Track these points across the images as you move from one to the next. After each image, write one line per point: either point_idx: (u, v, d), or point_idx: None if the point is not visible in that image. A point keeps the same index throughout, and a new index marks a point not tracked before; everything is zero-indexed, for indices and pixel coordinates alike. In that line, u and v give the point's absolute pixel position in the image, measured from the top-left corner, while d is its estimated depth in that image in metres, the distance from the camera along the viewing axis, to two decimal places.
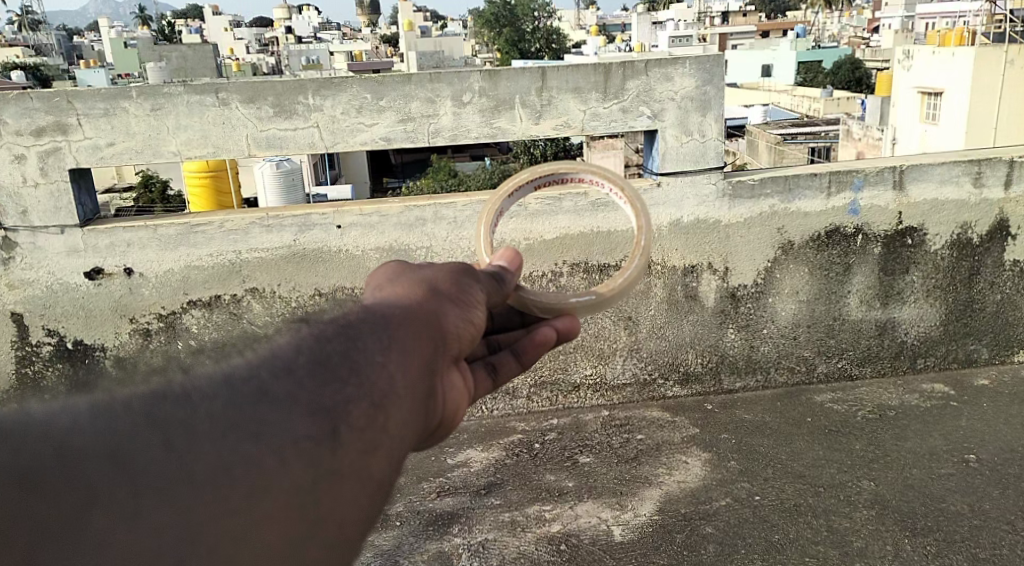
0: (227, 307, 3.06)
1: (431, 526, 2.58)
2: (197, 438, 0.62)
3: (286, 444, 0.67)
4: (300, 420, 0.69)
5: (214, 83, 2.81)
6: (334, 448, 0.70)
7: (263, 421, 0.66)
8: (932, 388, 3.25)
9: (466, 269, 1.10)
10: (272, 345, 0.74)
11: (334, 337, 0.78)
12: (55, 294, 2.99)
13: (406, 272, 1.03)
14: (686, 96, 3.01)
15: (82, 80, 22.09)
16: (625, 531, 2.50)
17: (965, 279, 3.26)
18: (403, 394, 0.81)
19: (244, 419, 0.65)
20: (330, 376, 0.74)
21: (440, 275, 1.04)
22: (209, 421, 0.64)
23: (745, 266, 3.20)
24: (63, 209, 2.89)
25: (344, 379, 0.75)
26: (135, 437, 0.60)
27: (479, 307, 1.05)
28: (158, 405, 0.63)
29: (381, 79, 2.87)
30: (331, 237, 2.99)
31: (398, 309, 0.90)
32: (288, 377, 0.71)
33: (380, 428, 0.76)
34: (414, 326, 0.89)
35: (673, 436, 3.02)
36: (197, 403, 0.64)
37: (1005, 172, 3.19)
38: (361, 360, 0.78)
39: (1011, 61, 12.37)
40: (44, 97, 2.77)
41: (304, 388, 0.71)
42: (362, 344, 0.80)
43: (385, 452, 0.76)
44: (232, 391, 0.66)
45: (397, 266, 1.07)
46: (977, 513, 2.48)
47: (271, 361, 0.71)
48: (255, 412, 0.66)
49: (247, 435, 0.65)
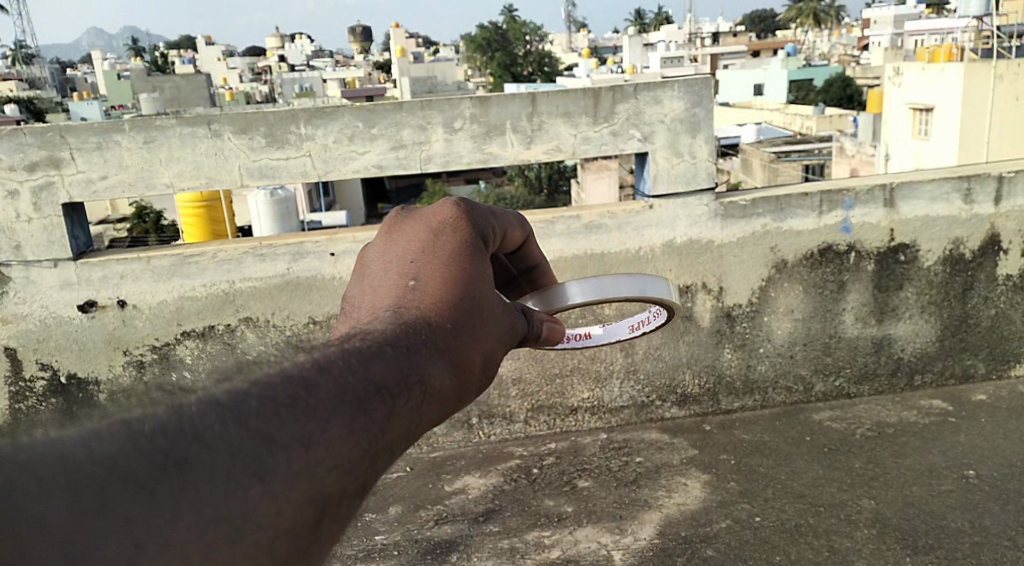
0: (221, 337, 3.05)
1: (429, 555, 2.56)
2: (185, 519, 0.61)
3: (268, 540, 0.65)
4: (291, 511, 0.68)
5: (207, 115, 2.84)
6: (316, 542, 0.69)
7: (251, 510, 0.65)
8: (930, 404, 3.24)
9: (512, 323, 1.08)
10: (297, 397, 0.72)
11: (361, 407, 0.77)
12: (49, 328, 2.99)
13: (465, 302, 0.99)
14: (675, 119, 3.03)
15: (76, 111, 22.22)
16: (624, 556, 2.48)
17: (959, 294, 3.27)
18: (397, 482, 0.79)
19: (232, 509, 0.64)
20: (337, 460, 0.72)
21: (490, 329, 1.01)
22: (199, 503, 0.62)
23: (739, 286, 3.20)
24: (56, 243, 2.89)
25: (351, 464, 0.74)
26: (122, 506, 0.58)
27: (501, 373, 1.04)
28: (157, 471, 0.61)
29: (372, 107, 2.90)
30: (325, 264, 3.00)
31: (440, 375, 0.88)
32: (296, 454, 0.69)
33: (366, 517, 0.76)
34: (444, 401, 0.88)
35: (672, 458, 3.00)
36: (197, 476, 0.62)
37: (994, 187, 3.21)
38: (378, 442, 0.77)
39: (1000, 76, 12.49)
40: (37, 133, 2.79)
41: (306, 472, 0.70)
42: (389, 422, 0.78)
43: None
44: (235, 468, 0.65)
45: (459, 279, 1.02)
46: (977, 530, 2.46)
47: (288, 429, 0.70)
48: (248, 496, 0.65)
49: (229, 527, 0.63)
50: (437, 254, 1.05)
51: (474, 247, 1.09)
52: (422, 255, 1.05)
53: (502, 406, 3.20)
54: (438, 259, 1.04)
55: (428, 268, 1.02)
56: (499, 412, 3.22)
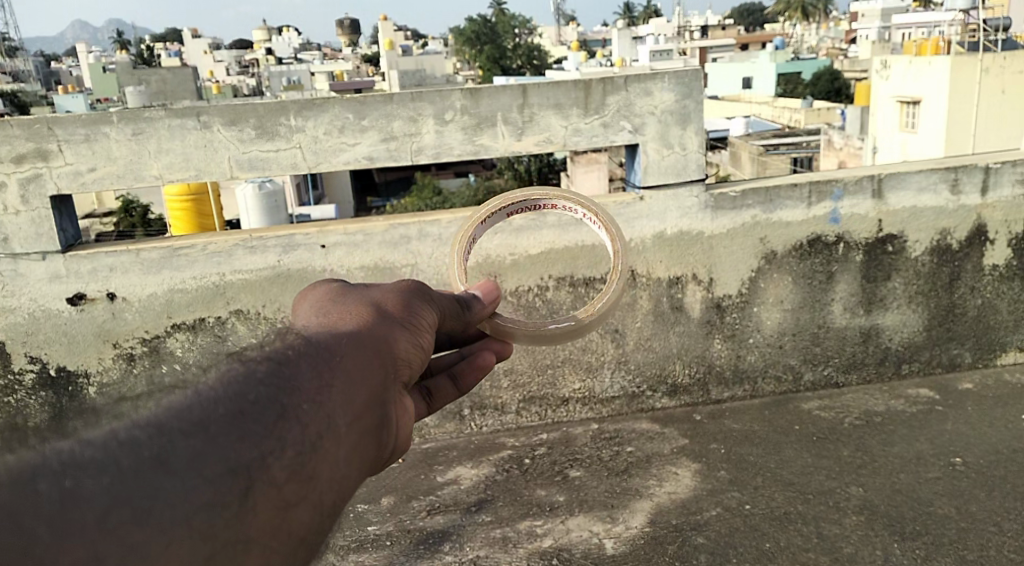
0: (212, 330, 3.04)
1: (422, 545, 2.56)
2: (80, 508, 0.54)
3: (186, 519, 0.60)
4: (207, 486, 0.63)
5: (196, 106, 2.82)
6: (244, 511, 0.65)
7: (157, 495, 0.59)
8: (917, 393, 3.28)
9: (421, 289, 1.17)
10: (189, 392, 0.68)
11: (263, 378, 0.75)
12: (37, 321, 2.97)
13: (357, 294, 1.07)
14: (666, 110, 3.04)
15: (60, 104, 21.96)
16: (616, 544, 2.49)
17: (946, 284, 3.30)
18: (328, 437, 0.78)
19: (135, 495, 0.58)
20: (248, 430, 0.69)
21: (388, 297, 1.09)
22: (97, 493, 0.56)
23: (729, 276, 3.21)
24: (45, 236, 2.87)
25: (264, 431, 0.70)
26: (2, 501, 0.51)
27: (429, 331, 1.11)
28: (34, 469, 0.54)
29: (363, 99, 2.89)
30: (315, 256, 2.99)
31: (353, 334, 0.94)
32: (202, 433, 0.65)
33: (306, 477, 0.73)
34: (370, 355, 0.93)
35: (662, 447, 3.02)
36: (88, 469, 0.56)
37: (981, 178, 3.24)
38: (288, 406, 0.75)
39: (986, 70, 12.63)
40: (25, 124, 2.77)
41: (215, 446, 0.65)
42: (296, 383, 0.78)
43: (309, 501, 0.73)
44: (133, 456, 0.59)
45: (341, 286, 1.11)
46: (963, 516, 2.50)
47: (187, 415, 0.65)
48: (150, 480, 0.59)
49: (135, 512, 0.57)
50: (300, 298, 1.11)
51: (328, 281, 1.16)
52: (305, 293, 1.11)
53: (494, 398, 3.21)
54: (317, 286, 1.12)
55: (312, 294, 1.09)
56: (491, 403, 3.24)
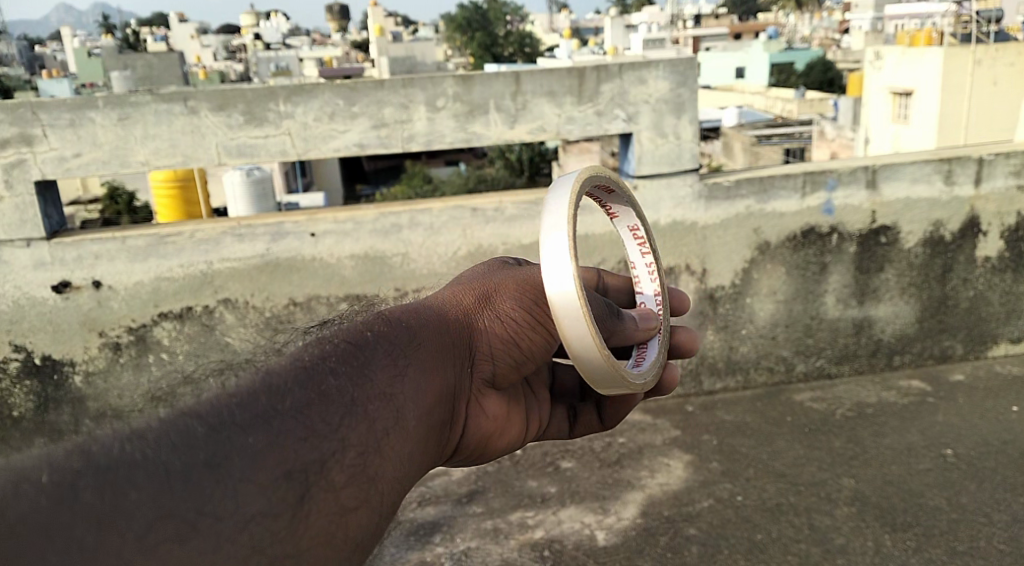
0: (200, 318, 3.00)
1: (412, 536, 2.54)
2: (121, 522, 0.58)
3: (235, 530, 0.63)
4: (260, 493, 0.66)
5: (183, 91, 2.77)
6: (300, 518, 0.69)
7: (207, 502, 0.63)
8: (909, 385, 3.29)
9: None
10: (258, 388, 0.76)
11: (330, 380, 0.81)
12: (22, 309, 2.92)
13: (481, 275, 1.14)
14: (660, 99, 3.02)
15: (46, 89, 21.74)
16: (608, 535, 2.48)
17: (939, 276, 3.29)
18: (391, 440, 0.82)
19: (183, 504, 0.61)
20: (310, 427, 0.74)
21: (508, 281, 1.10)
22: (140, 501, 0.60)
23: (722, 268, 3.20)
24: (29, 222, 2.82)
25: (327, 429, 0.76)
26: (43, 516, 0.56)
27: (542, 328, 1.07)
28: (80, 480, 0.59)
29: (354, 85, 2.85)
30: (305, 245, 2.96)
31: (436, 320, 1.01)
32: (258, 432, 0.71)
33: (367, 479, 0.77)
34: (445, 353, 0.99)
35: (654, 438, 3.01)
36: (136, 477, 0.61)
37: (975, 169, 3.23)
38: (351, 407, 0.80)
39: (978, 61, 12.63)
40: (7, 108, 2.71)
41: (275, 447, 0.70)
42: (366, 384, 0.84)
43: (369, 506, 0.77)
44: (186, 458, 0.65)
45: (499, 265, 1.19)
46: (955, 508, 2.50)
47: (248, 413, 0.72)
48: (201, 486, 0.63)
49: (183, 524, 0.61)
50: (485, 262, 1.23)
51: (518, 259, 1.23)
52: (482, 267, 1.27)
53: None
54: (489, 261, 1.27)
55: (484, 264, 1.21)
56: None
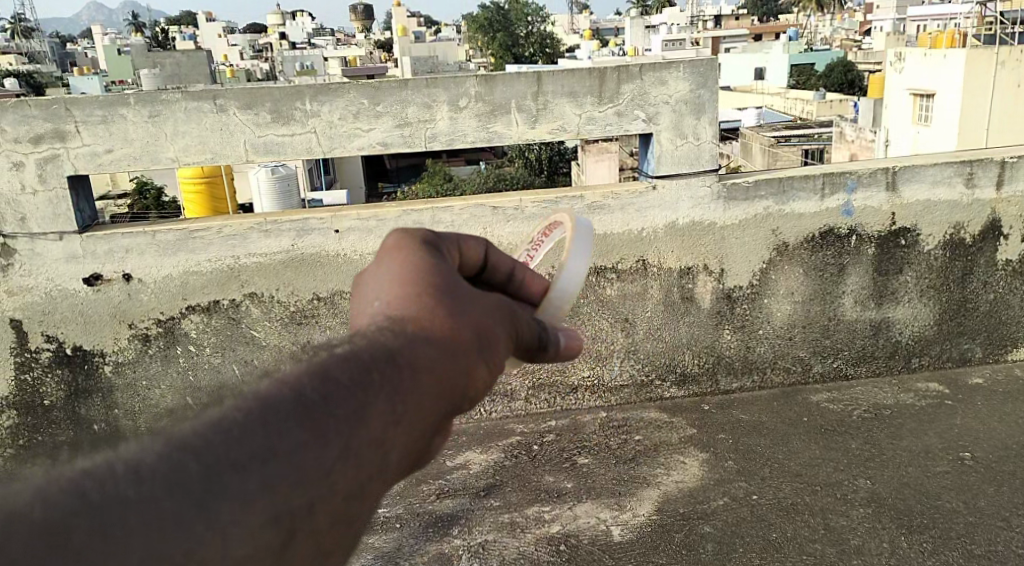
0: (226, 312, 3.06)
1: (432, 528, 2.59)
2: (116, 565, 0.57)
3: None
4: (245, 538, 0.65)
5: (212, 89, 2.83)
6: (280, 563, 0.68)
7: (194, 548, 0.61)
8: (927, 387, 3.29)
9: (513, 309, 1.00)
10: (263, 412, 0.70)
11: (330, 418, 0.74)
12: (54, 300, 2.99)
13: (454, 284, 0.94)
14: (680, 100, 3.04)
15: (74, 87, 22.10)
16: (624, 531, 2.51)
17: (958, 278, 3.29)
18: (376, 484, 0.77)
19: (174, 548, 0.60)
20: (305, 472, 0.70)
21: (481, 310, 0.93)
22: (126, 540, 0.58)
23: (740, 268, 3.22)
24: (62, 216, 2.90)
25: (321, 474, 0.72)
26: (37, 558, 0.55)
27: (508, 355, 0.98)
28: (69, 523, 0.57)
29: (378, 84, 2.90)
30: (329, 241, 3.01)
31: (422, 364, 0.83)
32: (255, 472, 0.67)
33: (349, 523, 0.75)
34: (436, 400, 0.84)
35: (671, 436, 3.04)
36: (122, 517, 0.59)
37: (996, 172, 3.22)
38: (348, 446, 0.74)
39: (1002, 63, 12.52)
40: (43, 105, 2.78)
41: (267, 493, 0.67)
42: (359, 426, 0.75)
43: (344, 548, 0.75)
44: (183, 497, 0.62)
45: (443, 271, 0.96)
46: (972, 511, 2.51)
47: (249, 447, 0.67)
48: (190, 532, 0.61)
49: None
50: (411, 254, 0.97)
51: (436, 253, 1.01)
52: (393, 244, 1.00)
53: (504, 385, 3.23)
54: (402, 241, 1.01)
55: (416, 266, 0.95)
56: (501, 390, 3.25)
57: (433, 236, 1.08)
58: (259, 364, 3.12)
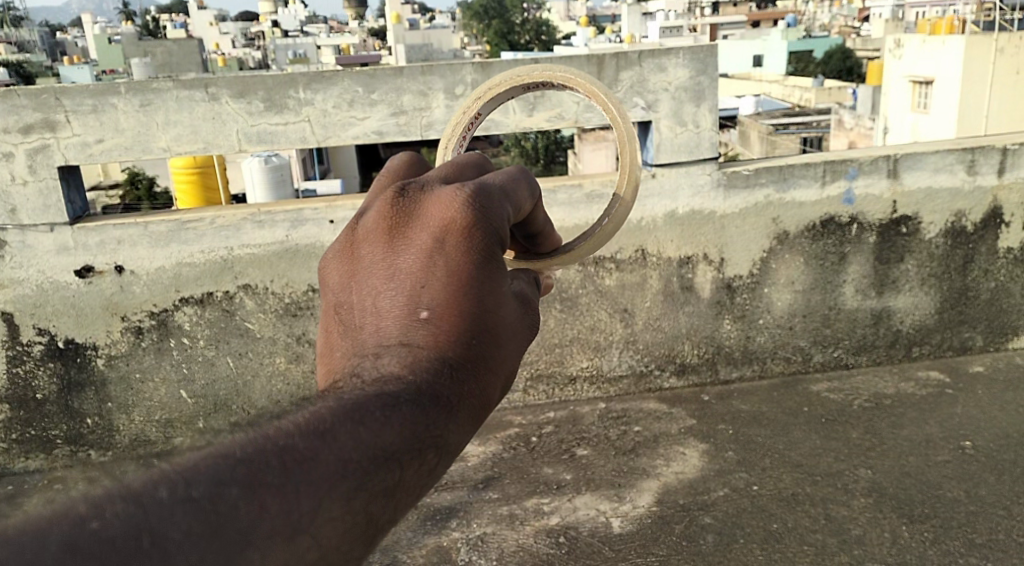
0: (220, 304, 3.02)
1: (429, 521, 2.57)
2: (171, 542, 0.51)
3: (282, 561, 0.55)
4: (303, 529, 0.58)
5: (204, 78, 2.78)
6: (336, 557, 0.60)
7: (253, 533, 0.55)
8: (928, 376, 3.27)
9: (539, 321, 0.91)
10: (338, 417, 0.64)
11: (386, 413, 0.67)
12: (46, 293, 2.96)
13: (505, 314, 0.82)
14: (679, 87, 3.00)
15: (65, 76, 21.90)
16: (623, 523, 2.49)
17: (959, 266, 3.26)
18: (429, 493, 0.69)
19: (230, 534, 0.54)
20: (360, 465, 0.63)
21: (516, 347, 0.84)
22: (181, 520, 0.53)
23: (740, 257, 3.18)
24: (52, 207, 2.85)
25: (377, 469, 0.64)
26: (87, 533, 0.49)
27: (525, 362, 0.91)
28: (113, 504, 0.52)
29: (372, 72, 2.85)
30: (324, 231, 2.97)
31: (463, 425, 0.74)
32: (334, 489, 0.60)
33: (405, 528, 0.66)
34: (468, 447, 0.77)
35: (670, 427, 3.02)
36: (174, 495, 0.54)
37: (998, 159, 3.18)
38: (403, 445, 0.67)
39: (1002, 49, 12.25)
40: (31, 94, 2.74)
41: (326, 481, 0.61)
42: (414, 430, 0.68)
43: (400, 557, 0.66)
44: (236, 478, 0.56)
45: (497, 300, 0.82)
46: (973, 499, 2.49)
47: (326, 465, 0.61)
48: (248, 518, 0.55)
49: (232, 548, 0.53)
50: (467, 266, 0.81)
51: (498, 253, 0.84)
52: (465, 227, 0.83)
53: None
54: (472, 223, 0.83)
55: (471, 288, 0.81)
56: None
57: (504, 201, 0.90)
58: (254, 356, 3.08)
